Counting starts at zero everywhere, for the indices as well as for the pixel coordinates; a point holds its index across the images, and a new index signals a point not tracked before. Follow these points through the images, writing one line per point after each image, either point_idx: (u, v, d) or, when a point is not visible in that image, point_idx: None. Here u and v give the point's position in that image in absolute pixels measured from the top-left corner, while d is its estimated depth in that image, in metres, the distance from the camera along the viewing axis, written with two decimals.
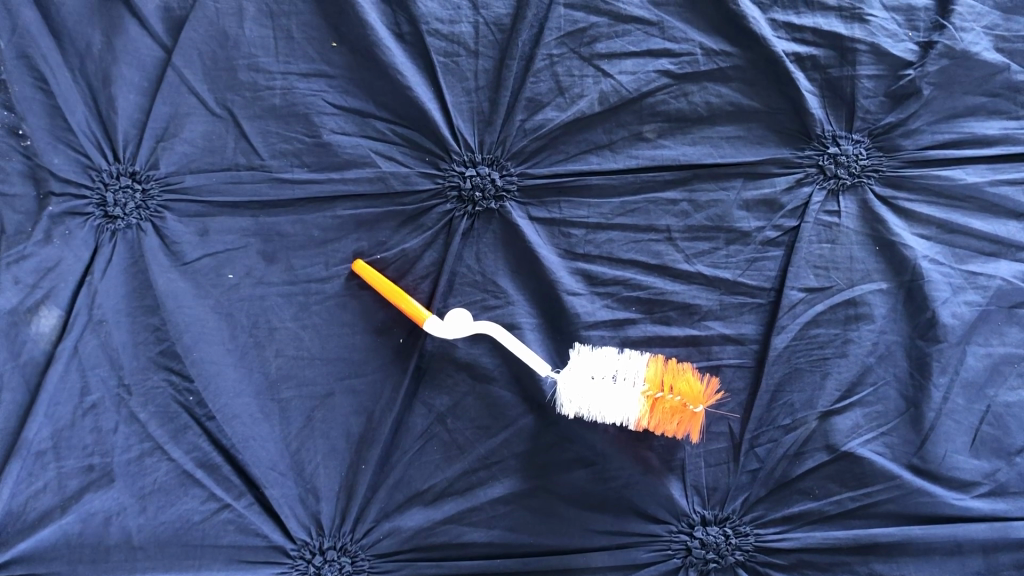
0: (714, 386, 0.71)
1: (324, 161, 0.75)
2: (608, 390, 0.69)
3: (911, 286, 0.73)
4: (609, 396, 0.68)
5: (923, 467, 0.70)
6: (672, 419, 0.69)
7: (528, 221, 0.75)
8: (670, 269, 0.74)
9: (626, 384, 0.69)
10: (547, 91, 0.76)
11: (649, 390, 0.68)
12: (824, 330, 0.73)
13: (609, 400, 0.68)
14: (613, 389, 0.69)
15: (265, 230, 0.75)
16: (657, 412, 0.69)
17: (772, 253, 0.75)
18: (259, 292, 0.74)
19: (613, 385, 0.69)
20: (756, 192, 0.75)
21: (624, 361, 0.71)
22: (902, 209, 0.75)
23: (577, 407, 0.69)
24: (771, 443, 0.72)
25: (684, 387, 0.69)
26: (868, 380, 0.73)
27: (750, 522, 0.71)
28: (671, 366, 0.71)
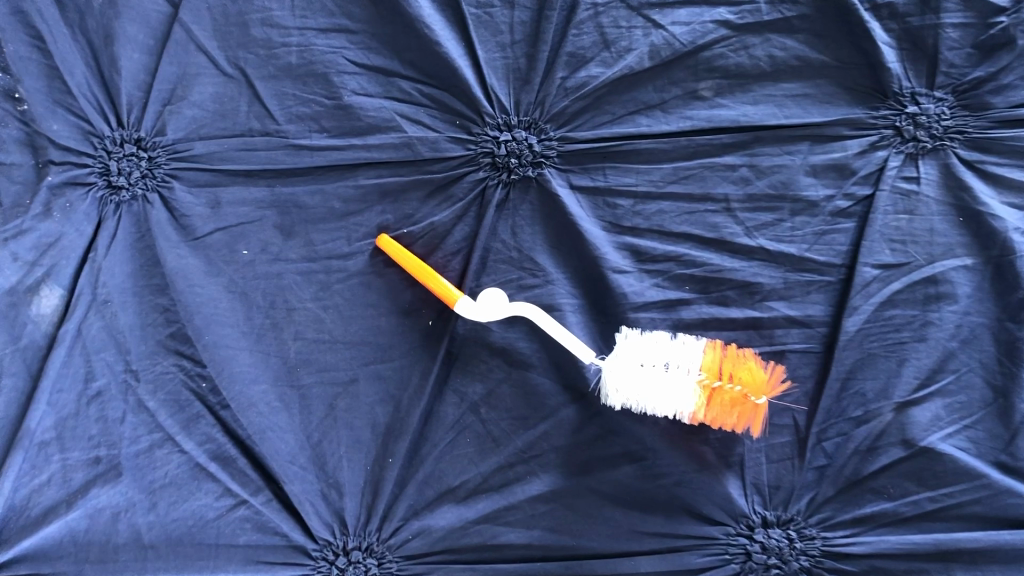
0: (779, 375, 0.63)
1: (345, 126, 0.68)
2: (659, 380, 0.62)
3: (1001, 261, 0.65)
4: (660, 386, 0.62)
5: (1012, 464, 0.63)
6: (732, 411, 0.62)
7: (569, 191, 0.68)
8: (728, 243, 0.67)
9: (680, 373, 0.62)
10: (591, 45, 0.68)
11: (706, 380, 0.62)
12: (900, 311, 0.66)
13: (661, 391, 0.62)
14: (665, 378, 0.62)
15: (282, 201, 0.68)
16: (714, 404, 0.62)
17: (842, 225, 0.67)
18: (275, 269, 0.68)
19: (665, 374, 0.62)
20: (825, 157, 0.67)
21: (677, 348, 0.63)
22: (990, 175, 0.66)
23: (624, 398, 0.63)
24: (841, 437, 0.65)
25: (745, 377, 0.62)
26: (949, 367, 0.65)
27: (817, 524, 0.64)
28: (730, 353, 0.64)
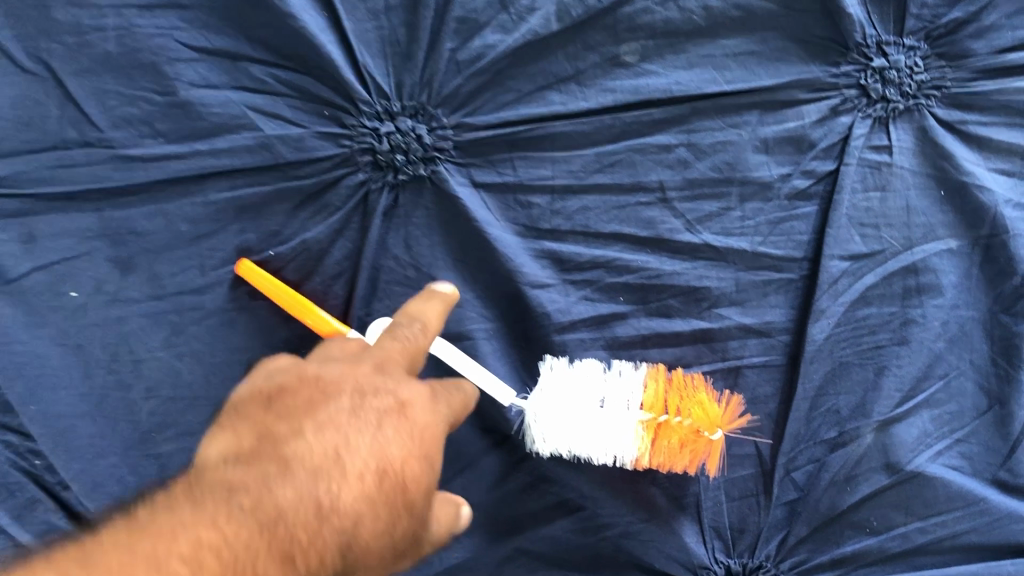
0: (736, 406, 0.54)
1: (184, 128, 0.54)
2: (593, 422, 0.52)
3: (989, 242, 0.55)
4: (596, 430, 0.52)
5: (1012, 483, 0.54)
6: (682, 451, 0.53)
7: (471, 190, 0.55)
8: (667, 243, 0.55)
9: (618, 413, 0.52)
10: (484, 6, 0.54)
11: (650, 418, 0.52)
12: (876, 310, 0.55)
13: (597, 436, 0.52)
14: (601, 420, 0.52)
15: (114, 228, 0.55)
16: (661, 445, 0.52)
17: (801, 209, 0.55)
18: (115, 313, 0.55)
19: (601, 415, 0.52)
20: (778, 129, 0.55)
21: (612, 382, 0.53)
22: (974, 137, 0.55)
23: (554, 446, 0.53)
24: (813, 465, 0.55)
25: (695, 411, 0.52)
26: (936, 373, 0.55)
27: (790, 570, 0.55)
28: (676, 380, 0.54)
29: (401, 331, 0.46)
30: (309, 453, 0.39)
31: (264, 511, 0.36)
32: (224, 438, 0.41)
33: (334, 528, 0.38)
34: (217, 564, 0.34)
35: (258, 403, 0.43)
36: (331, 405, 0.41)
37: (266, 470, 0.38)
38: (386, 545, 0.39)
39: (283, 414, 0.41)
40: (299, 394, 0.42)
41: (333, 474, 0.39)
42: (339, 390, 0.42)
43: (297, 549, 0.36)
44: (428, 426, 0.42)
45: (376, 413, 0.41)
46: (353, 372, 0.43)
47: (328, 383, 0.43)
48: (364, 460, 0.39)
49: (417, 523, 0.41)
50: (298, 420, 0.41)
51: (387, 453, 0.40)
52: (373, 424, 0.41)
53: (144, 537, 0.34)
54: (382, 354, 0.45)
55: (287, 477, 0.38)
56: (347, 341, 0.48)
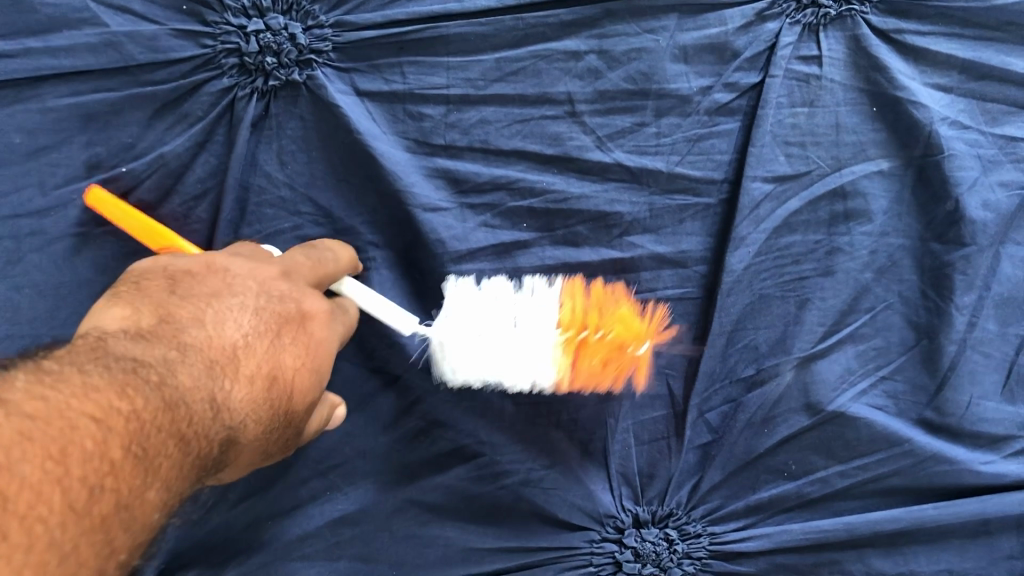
0: (663, 314, 0.50)
1: (12, 21, 0.46)
2: (511, 344, 0.46)
3: (923, 163, 0.50)
4: (508, 357, 0.46)
5: (939, 422, 0.50)
6: (606, 371, 0.48)
7: (354, 99, 0.49)
8: (576, 162, 0.50)
9: (534, 330, 0.46)
10: None
11: (570, 333, 0.46)
12: (800, 238, 0.50)
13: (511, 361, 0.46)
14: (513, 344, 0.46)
15: None
16: (582, 366, 0.47)
17: (722, 125, 0.50)
18: None
19: (512, 335, 0.46)
20: (698, 35, 0.49)
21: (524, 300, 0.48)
22: (910, 49, 0.50)
23: (467, 375, 0.47)
24: (728, 406, 0.50)
25: (617, 325, 0.47)
26: (862, 306, 0.51)
27: (701, 518, 0.51)
28: (595, 292, 0.49)
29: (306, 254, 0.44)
30: (210, 342, 0.36)
31: (169, 389, 0.33)
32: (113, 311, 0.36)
33: (225, 420, 0.35)
34: (127, 427, 0.31)
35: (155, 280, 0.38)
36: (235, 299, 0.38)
37: (167, 353, 0.35)
38: (260, 448, 0.38)
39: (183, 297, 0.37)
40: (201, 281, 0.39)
41: (231, 369, 0.36)
42: (243, 289, 0.39)
43: (191, 432, 0.34)
44: (326, 344, 0.40)
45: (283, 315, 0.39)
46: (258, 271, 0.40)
47: (236, 281, 0.39)
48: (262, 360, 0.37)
49: (294, 433, 0.39)
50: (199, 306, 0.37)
51: (282, 363, 0.38)
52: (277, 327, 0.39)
53: (55, 387, 0.30)
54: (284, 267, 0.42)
55: (189, 363, 0.35)
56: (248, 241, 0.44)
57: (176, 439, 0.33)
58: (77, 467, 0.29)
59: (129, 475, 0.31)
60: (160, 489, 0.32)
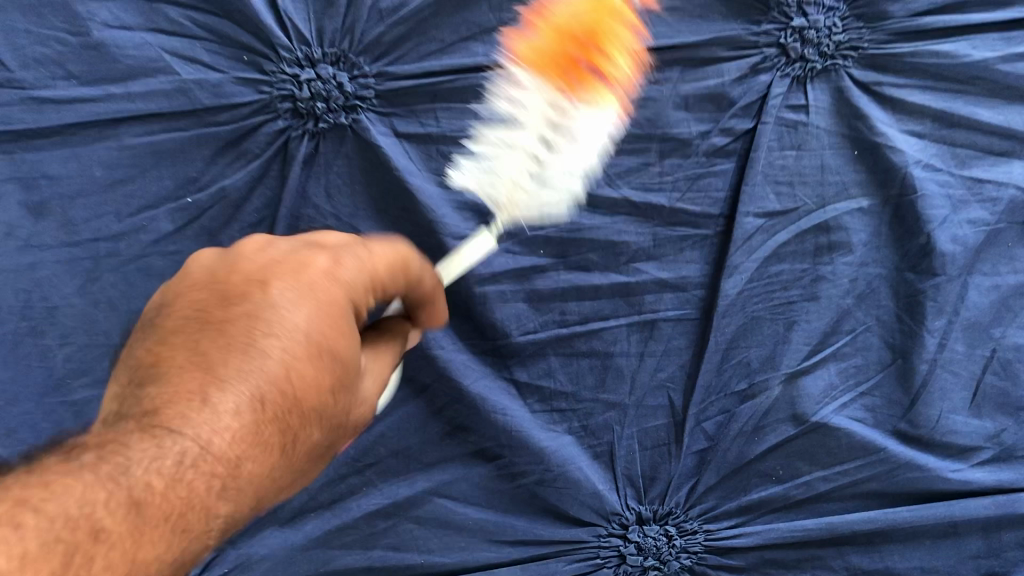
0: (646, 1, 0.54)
1: (98, 70, 0.53)
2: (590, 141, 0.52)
3: (899, 201, 0.56)
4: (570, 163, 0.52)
5: (912, 433, 0.56)
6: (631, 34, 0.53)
7: (394, 140, 0.56)
8: (588, 196, 0.55)
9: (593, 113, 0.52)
10: None
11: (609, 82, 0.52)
12: (788, 267, 0.56)
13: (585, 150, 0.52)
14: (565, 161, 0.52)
15: (26, 171, 0.54)
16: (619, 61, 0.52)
17: (719, 166, 0.56)
18: (27, 259, 0.54)
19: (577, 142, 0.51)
20: (698, 86, 0.56)
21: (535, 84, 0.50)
22: (888, 99, 0.57)
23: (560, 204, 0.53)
24: (723, 416, 0.56)
25: (624, 54, 0.53)
26: (844, 328, 0.56)
27: (698, 517, 0.57)
28: (601, 13, 0.51)
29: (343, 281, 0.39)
30: (219, 399, 0.34)
31: (136, 484, 0.32)
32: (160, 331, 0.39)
33: (233, 491, 0.34)
34: (155, 494, 0.32)
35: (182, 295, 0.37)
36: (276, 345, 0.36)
37: (132, 448, 0.32)
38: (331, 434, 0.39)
39: (205, 349, 0.35)
40: (237, 319, 0.36)
41: (248, 425, 0.35)
42: (293, 301, 0.37)
43: (189, 513, 0.33)
44: (346, 301, 0.37)
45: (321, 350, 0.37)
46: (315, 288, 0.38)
47: (238, 301, 0.36)
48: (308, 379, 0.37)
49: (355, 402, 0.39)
50: (214, 361, 0.35)
51: (302, 364, 0.36)
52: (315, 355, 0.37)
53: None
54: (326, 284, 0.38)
55: (161, 443, 0.33)
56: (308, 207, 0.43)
57: (166, 526, 0.32)
58: (105, 551, 0.30)
59: (160, 539, 0.32)
60: (205, 534, 0.34)
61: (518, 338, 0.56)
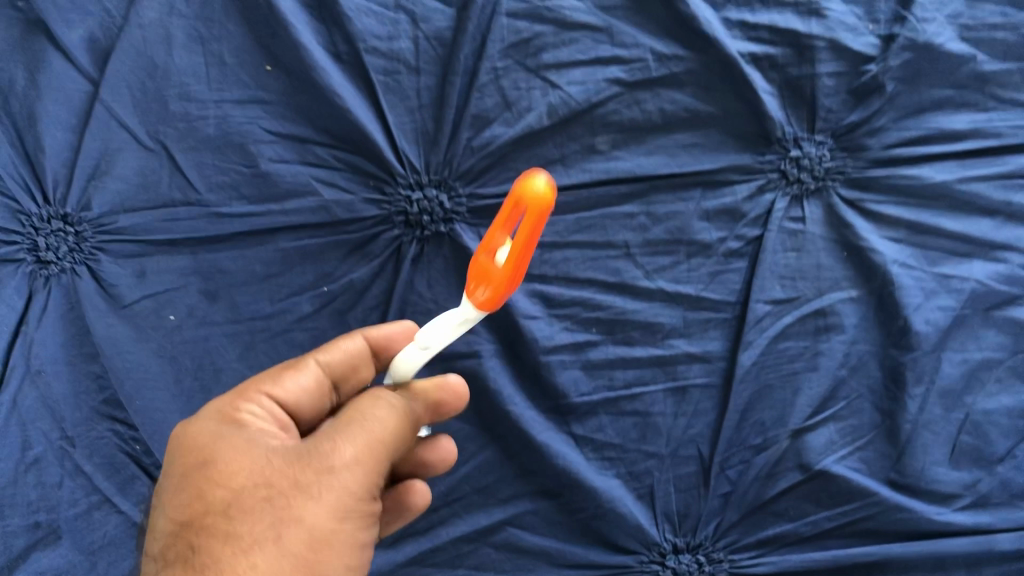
0: None
1: (264, 192, 0.72)
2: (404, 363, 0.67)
3: (882, 292, 0.70)
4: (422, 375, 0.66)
5: (901, 481, 0.68)
6: None
7: (480, 244, 0.72)
8: (630, 287, 0.71)
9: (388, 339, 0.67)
10: (492, 106, 0.72)
11: None
12: (793, 343, 0.70)
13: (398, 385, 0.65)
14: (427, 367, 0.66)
15: (205, 267, 0.72)
16: None
17: (734, 265, 0.71)
18: (202, 332, 0.72)
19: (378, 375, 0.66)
20: (716, 202, 0.72)
21: None
22: (870, 212, 0.72)
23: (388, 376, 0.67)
24: (742, 465, 0.70)
25: None
26: (840, 394, 0.70)
27: (724, 548, 0.70)
28: None
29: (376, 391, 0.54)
30: (274, 549, 0.46)
31: None
32: (179, 485, 0.50)
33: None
34: None
35: (208, 459, 0.50)
36: (325, 484, 0.49)
37: None
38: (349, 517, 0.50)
39: (249, 507, 0.48)
40: (279, 479, 0.49)
41: (290, 564, 0.46)
42: (334, 441, 0.50)
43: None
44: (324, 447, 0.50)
45: (365, 464, 0.50)
46: (358, 412, 0.52)
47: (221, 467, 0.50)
48: (354, 496, 0.49)
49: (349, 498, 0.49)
50: (257, 512, 0.47)
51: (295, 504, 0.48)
52: (372, 471, 0.51)
53: None
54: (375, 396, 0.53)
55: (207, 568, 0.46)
56: (352, 345, 0.59)
57: None
58: None
59: None
60: None
61: (575, 398, 0.70)
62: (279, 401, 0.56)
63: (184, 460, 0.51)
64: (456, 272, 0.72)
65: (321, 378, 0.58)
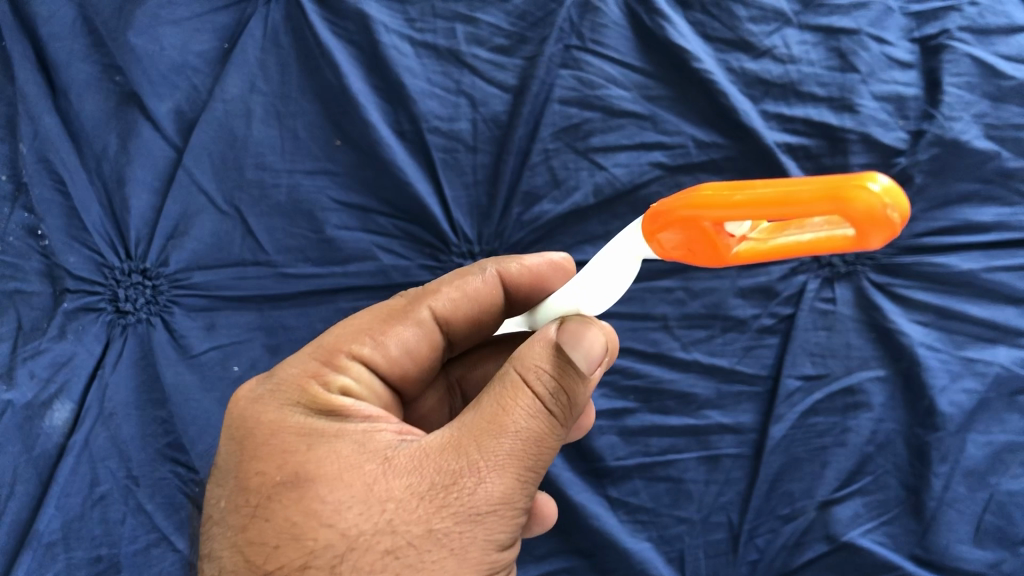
0: None
1: (328, 256, 0.77)
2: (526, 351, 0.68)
3: (907, 372, 0.73)
4: None
5: (926, 557, 0.70)
6: None
7: None
8: (667, 357, 0.75)
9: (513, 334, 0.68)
10: (542, 183, 0.77)
11: None
12: (823, 419, 0.73)
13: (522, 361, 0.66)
14: None
15: (271, 323, 0.77)
16: None
17: (767, 340, 0.75)
18: None
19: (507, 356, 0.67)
20: (752, 281, 0.76)
21: None
22: (900, 296, 0.75)
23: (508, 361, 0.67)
24: (771, 534, 0.72)
25: None
26: (867, 470, 0.73)
27: None
28: None
29: (530, 367, 0.48)
30: None
31: None
32: (276, 496, 0.48)
33: None
34: None
35: (301, 476, 0.48)
36: (465, 533, 0.45)
37: None
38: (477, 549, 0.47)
39: (375, 557, 0.44)
40: (413, 524, 0.45)
41: None
42: (476, 476, 0.45)
43: None
44: (460, 474, 0.45)
45: (510, 500, 0.46)
46: (505, 426, 0.46)
47: (331, 489, 0.47)
48: (495, 545, 0.46)
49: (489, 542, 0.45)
50: (387, 564, 0.44)
51: (424, 539, 0.44)
52: (512, 507, 0.46)
53: None
54: (525, 394, 0.47)
55: None
56: (480, 283, 0.64)
57: None
58: None
59: None
60: None
61: (611, 461, 0.74)
62: (386, 357, 0.60)
63: (274, 477, 0.48)
64: None
65: (432, 333, 0.62)
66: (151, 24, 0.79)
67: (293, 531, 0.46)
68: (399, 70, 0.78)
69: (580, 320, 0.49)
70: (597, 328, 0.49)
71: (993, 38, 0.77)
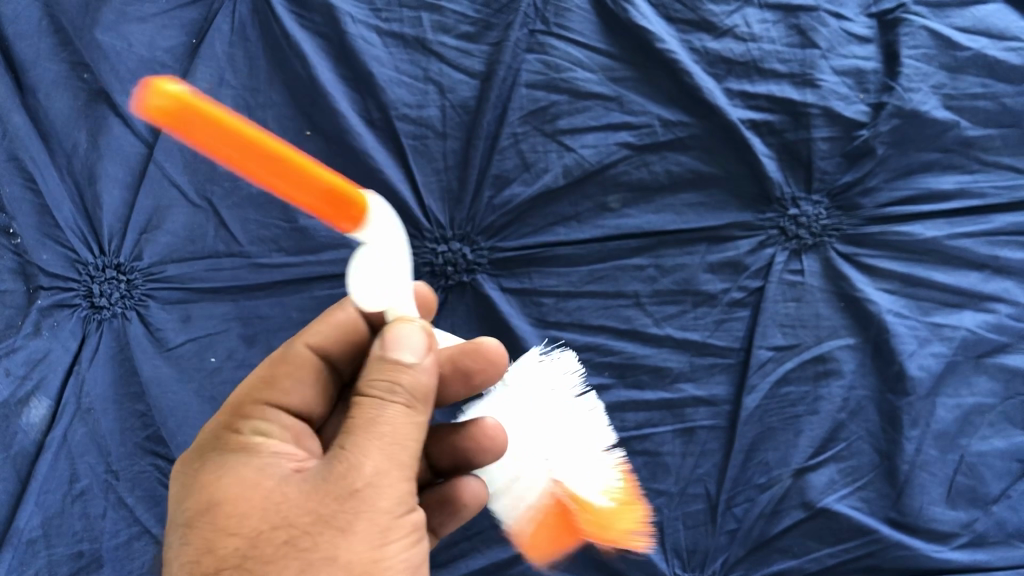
0: None
1: (301, 245, 0.78)
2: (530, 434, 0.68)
3: (877, 340, 0.74)
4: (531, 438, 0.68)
5: (901, 520, 0.71)
6: None
7: (499, 292, 0.77)
8: (640, 333, 0.76)
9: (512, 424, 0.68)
10: (512, 167, 0.78)
11: None
12: (795, 388, 0.75)
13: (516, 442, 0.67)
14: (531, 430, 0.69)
15: (245, 313, 0.77)
16: None
17: (738, 313, 0.76)
18: (239, 374, 0.76)
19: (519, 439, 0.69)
20: (720, 256, 0.77)
21: None
22: (866, 266, 0.76)
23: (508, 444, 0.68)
24: (749, 503, 0.73)
25: None
26: (841, 436, 0.74)
27: None
28: None
29: (373, 378, 0.50)
30: None
31: None
32: (191, 522, 0.50)
33: None
34: None
35: (210, 502, 0.50)
36: (350, 511, 0.46)
37: None
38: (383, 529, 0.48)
39: (276, 550, 0.46)
40: (303, 515, 0.47)
41: None
42: (351, 462, 0.47)
43: None
44: (342, 464, 0.47)
45: (392, 478, 0.48)
46: (372, 420, 0.48)
47: (235, 504, 0.49)
48: (388, 516, 0.47)
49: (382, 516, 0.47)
50: (290, 554, 0.46)
51: (319, 524, 0.46)
52: (394, 483, 0.48)
53: None
54: (372, 397, 0.49)
55: None
56: (343, 314, 0.62)
57: None
58: None
59: None
60: None
61: None
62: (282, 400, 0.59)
63: (189, 510, 0.50)
64: (475, 318, 0.78)
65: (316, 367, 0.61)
66: (118, 22, 0.79)
67: (209, 549, 0.48)
68: (367, 60, 0.79)
69: (402, 324, 0.51)
70: (412, 327, 0.51)
71: (947, 11, 0.79)
